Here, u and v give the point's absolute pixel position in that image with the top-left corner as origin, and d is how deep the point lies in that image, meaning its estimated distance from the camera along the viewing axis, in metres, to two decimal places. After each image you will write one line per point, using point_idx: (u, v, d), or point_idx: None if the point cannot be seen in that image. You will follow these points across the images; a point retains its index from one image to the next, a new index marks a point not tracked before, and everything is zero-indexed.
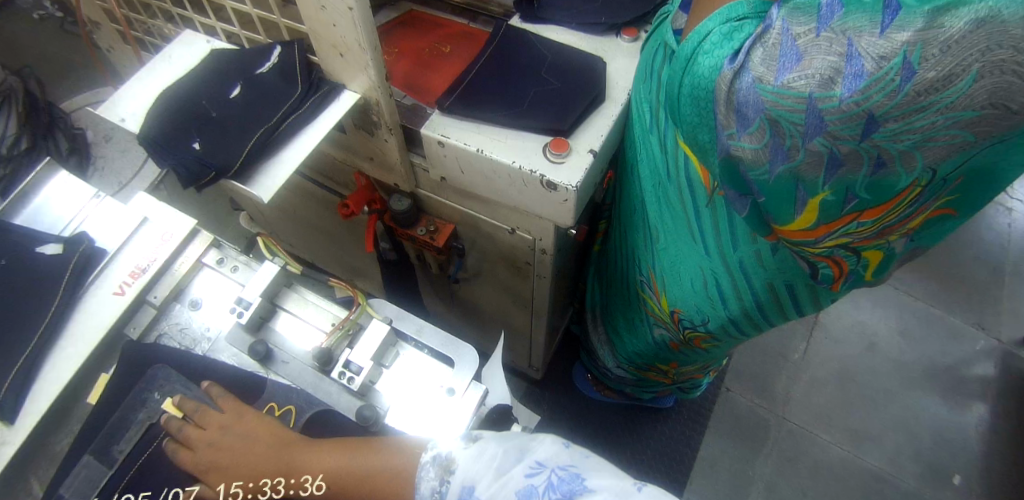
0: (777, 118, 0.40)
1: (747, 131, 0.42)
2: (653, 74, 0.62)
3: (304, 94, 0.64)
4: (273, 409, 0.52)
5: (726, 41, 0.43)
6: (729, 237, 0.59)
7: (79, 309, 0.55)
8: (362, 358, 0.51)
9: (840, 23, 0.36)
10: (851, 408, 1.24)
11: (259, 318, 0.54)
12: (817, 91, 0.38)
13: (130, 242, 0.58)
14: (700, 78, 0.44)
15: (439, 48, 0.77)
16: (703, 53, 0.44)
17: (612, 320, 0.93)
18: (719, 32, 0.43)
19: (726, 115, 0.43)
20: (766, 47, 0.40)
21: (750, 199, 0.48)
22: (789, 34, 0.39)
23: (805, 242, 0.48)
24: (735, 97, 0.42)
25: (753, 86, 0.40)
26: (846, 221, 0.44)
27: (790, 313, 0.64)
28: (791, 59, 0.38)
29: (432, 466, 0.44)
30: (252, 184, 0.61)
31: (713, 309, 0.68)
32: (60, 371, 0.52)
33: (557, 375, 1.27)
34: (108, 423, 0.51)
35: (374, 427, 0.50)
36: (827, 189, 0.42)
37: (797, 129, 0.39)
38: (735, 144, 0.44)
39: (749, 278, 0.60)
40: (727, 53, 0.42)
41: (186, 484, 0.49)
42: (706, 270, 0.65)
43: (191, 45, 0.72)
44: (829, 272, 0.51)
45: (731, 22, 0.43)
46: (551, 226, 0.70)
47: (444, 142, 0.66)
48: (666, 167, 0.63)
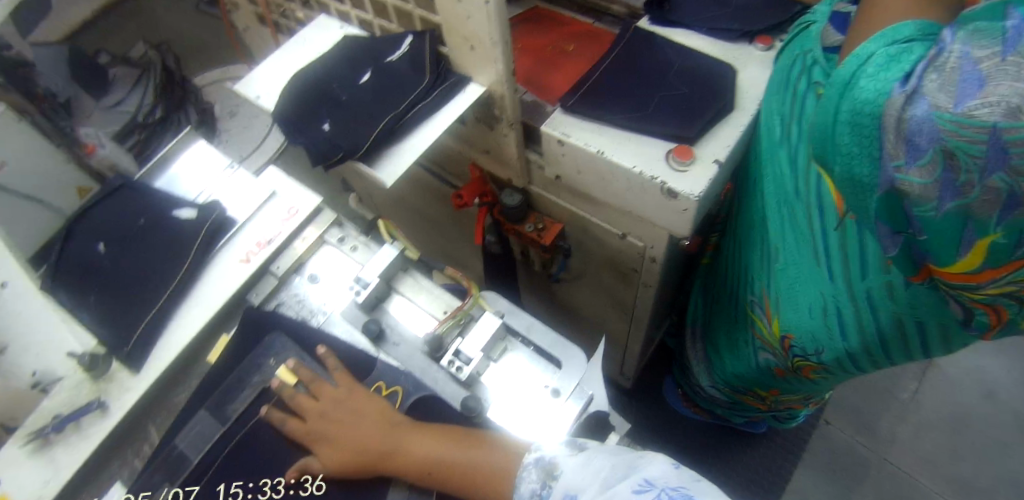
0: (954, 150, 0.35)
1: (917, 163, 0.38)
2: (788, 88, 0.58)
3: (431, 83, 0.65)
4: (380, 388, 0.53)
5: (892, 64, 0.39)
6: (859, 265, 0.54)
7: (208, 271, 0.58)
8: (473, 349, 0.50)
9: None
10: (962, 459, 1.12)
11: (375, 298, 0.55)
12: (1003, 121, 0.33)
13: (257, 214, 0.61)
14: (861, 104, 0.40)
15: (563, 48, 0.76)
16: (865, 76, 0.40)
17: (712, 338, 0.90)
18: (885, 55, 0.40)
19: (895, 145, 0.38)
20: (941, 72, 0.35)
21: (904, 236, 0.43)
22: (970, 56, 0.34)
23: (964, 287, 0.44)
24: (907, 126, 0.37)
25: (929, 113, 0.36)
26: (1011, 268, 0.40)
27: (918, 352, 0.59)
28: (971, 84, 0.34)
29: (535, 467, 0.44)
30: (377, 168, 0.62)
31: (829, 340, 0.63)
32: (184, 329, 0.56)
33: (647, 386, 1.23)
34: (224, 382, 0.53)
35: (476, 417, 0.50)
36: (1000, 230, 0.38)
37: (975, 162, 0.35)
38: (902, 178, 0.39)
39: (876, 312, 0.56)
40: (898, 77, 0.38)
41: (187, 485, 0.49)
42: (825, 296, 0.60)
43: (326, 29, 0.75)
44: (985, 320, 0.47)
45: (898, 44, 0.40)
46: (665, 234, 0.68)
47: (564, 140, 0.65)
48: (796, 187, 0.59)
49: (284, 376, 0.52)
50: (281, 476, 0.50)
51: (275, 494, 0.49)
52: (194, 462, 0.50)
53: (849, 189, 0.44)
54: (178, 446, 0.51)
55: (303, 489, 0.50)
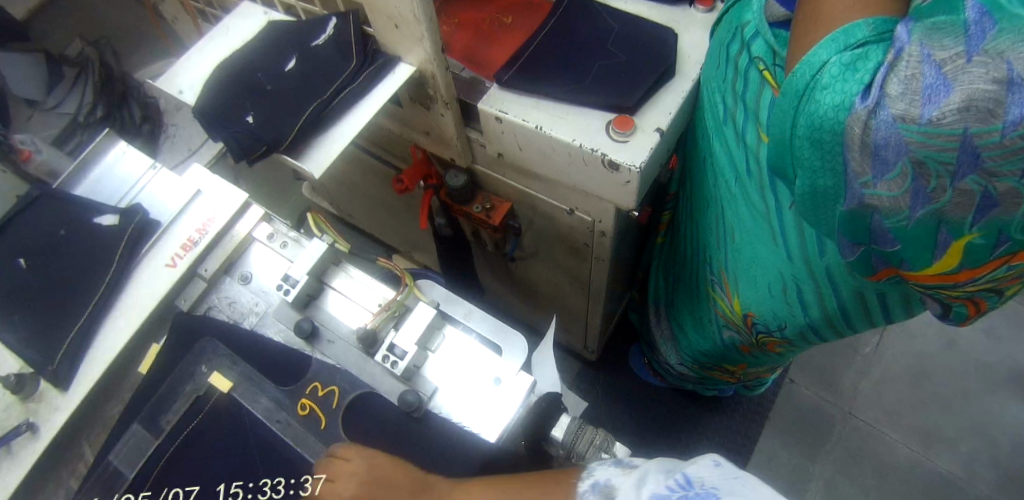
0: (923, 159, 0.36)
1: (886, 177, 0.39)
2: (727, 63, 0.57)
3: (359, 66, 0.62)
4: (316, 389, 0.49)
5: (849, 73, 0.39)
6: (814, 244, 0.53)
7: (136, 278, 0.56)
8: (407, 342, 0.49)
9: (993, 44, 0.33)
10: (924, 408, 1.14)
11: (307, 295, 0.53)
12: (974, 126, 0.34)
13: (184, 215, 0.58)
14: (821, 119, 0.40)
15: (500, 19, 0.73)
16: (821, 88, 0.40)
17: (675, 315, 0.89)
18: (839, 63, 0.40)
19: (861, 161, 0.39)
20: (904, 77, 0.36)
21: (866, 246, 0.45)
22: (932, 61, 0.35)
23: (942, 286, 0.44)
24: (871, 139, 0.38)
25: (893, 125, 0.36)
26: (996, 264, 0.40)
27: (879, 321, 0.58)
28: (938, 90, 0.35)
29: (592, 494, 0.40)
30: (304, 159, 0.60)
31: (791, 315, 0.63)
32: (113, 341, 0.54)
33: (613, 357, 1.22)
34: (158, 393, 0.51)
35: (417, 412, 0.48)
36: (976, 230, 0.38)
37: (946, 169, 0.36)
38: (871, 193, 0.40)
39: (838, 289, 0.55)
40: (858, 93, 0.38)
41: (186, 484, 0.47)
42: (785, 275, 0.59)
43: (249, 16, 0.72)
44: (964, 312, 0.47)
45: (851, 50, 0.40)
46: (611, 207, 0.66)
47: (502, 117, 0.63)
48: (747, 166, 0.58)
49: (218, 384, 0.50)
50: (282, 475, 0.46)
51: (276, 494, 0.46)
52: (129, 478, 0.48)
53: (812, 202, 0.46)
54: (112, 462, 0.48)
55: (302, 490, 0.45)
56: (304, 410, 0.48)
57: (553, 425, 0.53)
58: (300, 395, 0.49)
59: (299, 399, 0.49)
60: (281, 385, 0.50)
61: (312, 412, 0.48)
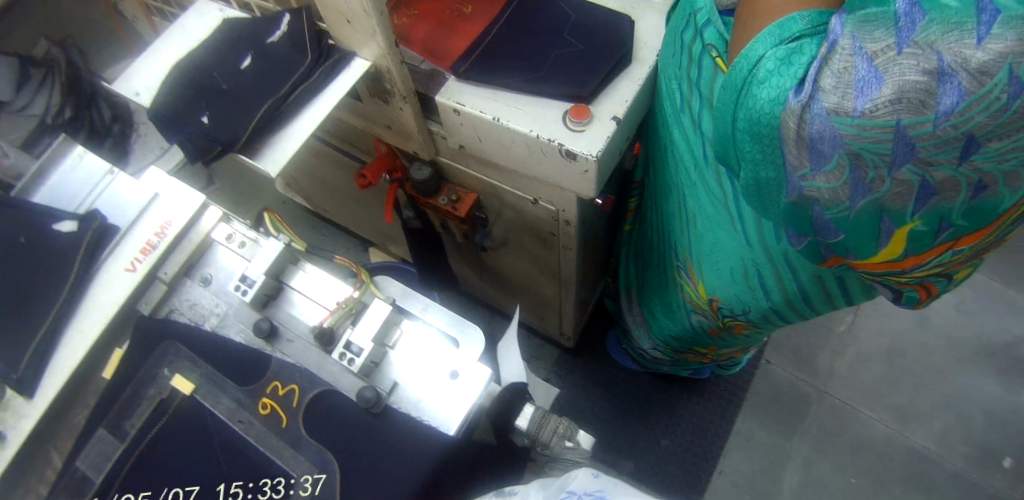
0: (859, 151, 0.36)
1: (823, 169, 0.38)
2: (682, 51, 0.57)
3: (314, 62, 0.62)
4: (276, 388, 0.50)
5: (784, 68, 0.39)
6: (770, 232, 0.53)
7: (95, 284, 0.56)
8: (363, 339, 0.50)
9: (924, 35, 0.33)
10: (897, 385, 1.17)
11: (264, 296, 0.53)
12: (907, 118, 0.34)
13: (142, 218, 0.58)
14: (758, 114, 0.40)
15: (458, 9, 0.70)
16: (758, 83, 0.40)
17: (646, 300, 0.90)
18: (775, 57, 0.40)
19: (798, 155, 0.39)
20: (837, 71, 0.36)
21: (811, 237, 0.45)
22: (863, 53, 0.35)
23: (890, 273, 0.44)
24: (807, 133, 0.38)
25: (828, 119, 0.36)
26: (940, 250, 0.40)
27: (839, 303, 0.59)
28: (870, 82, 0.35)
29: None
30: (259, 158, 0.59)
31: (754, 299, 0.63)
32: (75, 348, 0.54)
33: (591, 344, 1.24)
34: (121, 398, 0.51)
35: (376, 408, 0.48)
36: (918, 218, 0.38)
37: (883, 159, 0.36)
38: (809, 185, 0.40)
39: (796, 274, 0.55)
40: (791, 87, 0.38)
41: (186, 484, 0.47)
42: (746, 261, 0.60)
43: (205, 14, 0.71)
44: (915, 295, 0.47)
45: (786, 44, 0.39)
46: (573, 197, 0.67)
47: (459, 109, 0.63)
48: (703, 153, 0.58)
49: (180, 386, 0.50)
50: (282, 475, 0.47)
51: (275, 494, 0.46)
52: (97, 483, 0.49)
53: (756, 193, 0.46)
54: (80, 468, 0.49)
55: (302, 490, 0.46)
56: (265, 409, 0.49)
57: (517, 416, 0.54)
58: (261, 394, 0.50)
59: (259, 399, 0.49)
60: (243, 385, 0.50)
61: (273, 411, 0.49)
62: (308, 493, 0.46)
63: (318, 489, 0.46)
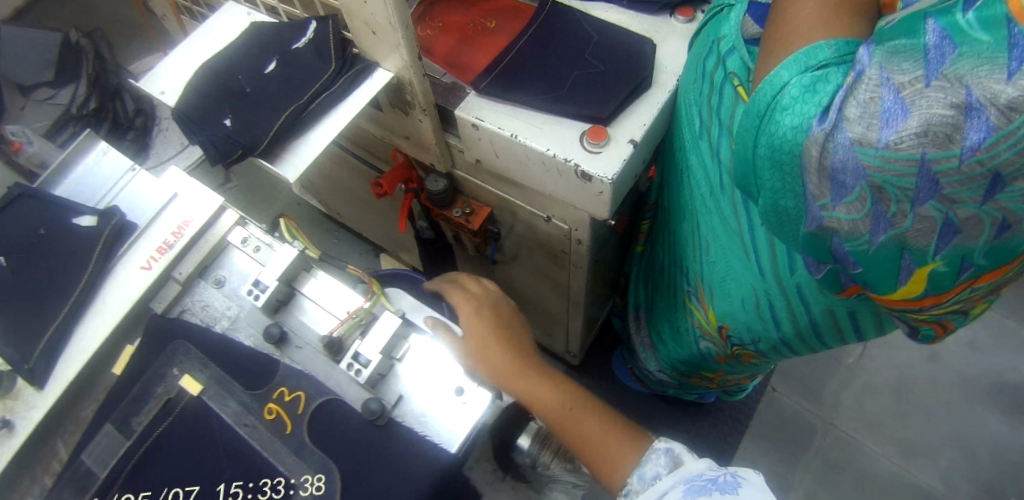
0: (882, 185, 0.36)
1: (844, 201, 0.38)
2: (704, 77, 0.57)
3: (338, 70, 0.63)
4: (283, 394, 0.50)
5: (809, 95, 0.38)
6: (785, 262, 0.53)
7: (110, 278, 0.57)
8: (372, 350, 0.50)
9: (952, 69, 0.31)
10: (904, 419, 1.15)
11: (275, 301, 0.54)
12: (932, 152, 0.33)
13: (160, 217, 0.58)
14: (781, 141, 0.40)
15: (482, 24, 0.72)
16: (781, 109, 0.40)
17: (654, 322, 0.90)
18: (800, 84, 0.39)
19: (819, 185, 0.39)
20: (861, 101, 0.35)
21: (830, 265, 0.45)
22: (889, 84, 0.34)
23: (908, 309, 0.44)
24: (829, 163, 0.37)
25: (851, 149, 0.36)
26: (960, 289, 0.40)
27: (850, 339, 0.58)
28: (895, 114, 0.34)
29: (663, 456, 0.57)
30: (279, 164, 0.60)
31: (765, 330, 0.63)
32: (88, 342, 0.55)
33: (597, 362, 1.23)
34: (130, 394, 0.52)
35: (380, 420, 0.49)
36: (940, 258, 0.38)
37: (905, 194, 0.35)
38: (829, 215, 0.40)
39: (808, 306, 0.55)
40: (815, 115, 0.38)
41: (186, 484, 0.48)
42: (758, 290, 0.60)
43: (233, 16, 0.71)
44: (931, 332, 0.47)
45: (812, 71, 0.39)
46: (586, 217, 0.67)
47: (478, 124, 0.64)
48: (720, 180, 0.58)
49: (189, 386, 0.51)
50: (281, 475, 0.47)
51: (275, 494, 0.47)
52: (101, 477, 0.49)
53: (776, 219, 0.46)
54: (84, 463, 0.50)
55: (302, 489, 0.47)
56: (270, 414, 0.49)
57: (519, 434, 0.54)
58: (268, 399, 0.50)
59: (266, 403, 0.50)
60: (250, 390, 0.51)
61: (278, 416, 0.49)
62: (309, 494, 0.47)
63: (319, 490, 0.47)
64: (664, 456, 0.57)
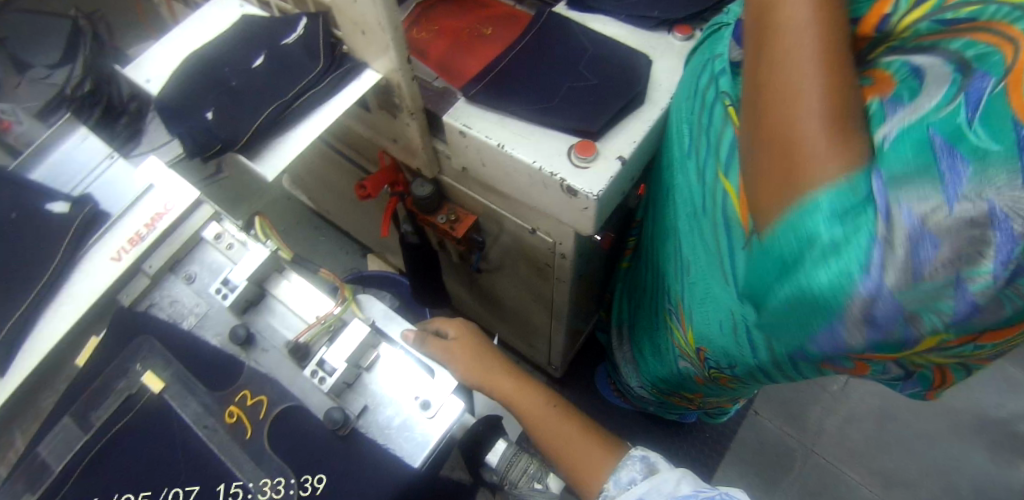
0: (916, 313, 0.33)
1: (878, 337, 0.35)
2: (697, 97, 0.56)
3: (325, 69, 0.61)
4: (245, 397, 0.49)
5: (845, 250, 0.33)
6: None
7: (79, 268, 0.55)
8: (338, 359, 0.48)
9: (973, 188, 0.29)
10: (885, 449, 1.15)
11: (244, 301, 0.53)
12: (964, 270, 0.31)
13: (134, 208, 0.57)
14: (812, 296, 0.35)
15: (479, 31, 0.72)
16: (812, 265, 0.35)
17: (636, 339, 0.88)
18: (831, 237, 0.33)
19: (854, 331, 0.36)
20: (892, 250, 0.32)
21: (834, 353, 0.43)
22: (927, 230, 0.31)
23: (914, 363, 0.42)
24: (869, 317, 0.34)
25: (890, 297, 0.33)
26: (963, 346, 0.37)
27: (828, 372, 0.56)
28: (926, 248, 0.31)
29: (637, 463, 0.58)
30: (258, 160, 0.59)
31: (741, 357, 0.61)
32: (51, 331, 0.53)
33: (580, 375, 1.22)
34: (91, 388, 0.50)
35: (342, 430, 0.47)
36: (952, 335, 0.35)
37: (940, 317, 0.33)
38: (857, 349, 0.37)
39: (786, 337, 0.54)
40: (859, 282, 0.33)
41: (186, 484, 0.46)
42: (736, 318, 0.58)
43: (224, 7, 0.70)
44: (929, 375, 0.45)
45: (845, 221, 0.33)
46: (571, 231, 0.66)
47: (465, 131, 0.62)
48: (704, 203, 0.57)
49: (150, 383, 0.50)
50: (282, 475, 0.46)
51: (276, 494, 0.46)
52: (56, 471, 0.48)
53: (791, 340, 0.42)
54: (40, 454, 0.49)
55: (302, 490, 0.46)
56: (231, 417, 0.48)
57: (488, 451, 0.53)
58: (229, 402, 0.49)
59: (227, 406, 0.49)
60: (212, 390, 0.50)
61: (238, 421, 0.48)
62: (309, 494, 0.45)
63: (320, 486, 0.46)
64: (639, 463, 0.58)
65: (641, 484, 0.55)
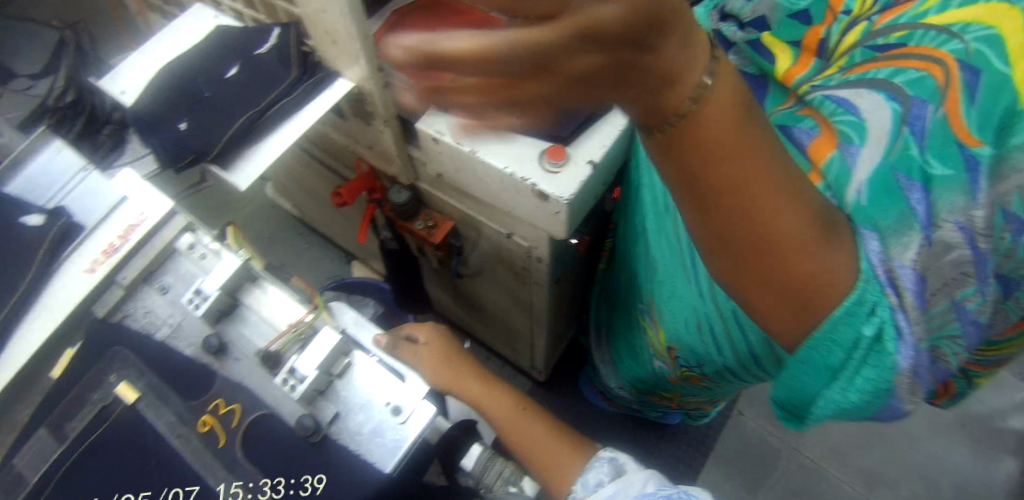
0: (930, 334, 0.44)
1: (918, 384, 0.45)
2: None
3: (298, 79, 0.62)
4: (219, 406, 0.49)
5: (882, 338, 0.42)
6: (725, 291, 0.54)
7: (54, 281, 0.56)
8: (308, 366, 0.49)
9: (937, 212, 0.41)
10: (870, 447, 1.16)
11: (218, 310, 0.53)
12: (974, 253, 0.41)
13: (109, 220, 0.57)
14: (874, 379, 0.44)
15: (450, 37, 0.68)
16: (869, 360, 0.43)
17: (614, 341, 0.89)
18: (869, 331, 0.42)
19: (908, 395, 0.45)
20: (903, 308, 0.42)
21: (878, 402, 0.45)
22: (906, 266, 0.41)
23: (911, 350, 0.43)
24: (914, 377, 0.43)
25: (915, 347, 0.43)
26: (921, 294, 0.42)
27: None
28: (915, 281, 0.42)
29: (605, 463, 0.61)
30: (231, 169, 0.61)
31: (708, 355, 0.65)
32: (25, 344, 0.54)
33: (566, 378, 1.23)
34: (65, 400, 0.51)
35: (315, 437, 0.48)
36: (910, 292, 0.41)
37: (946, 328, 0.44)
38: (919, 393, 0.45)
39: (746, 334, 0.56)
40: (895, 347, 0.42)
41: (186, 484, 0.47)
42: (700, 314, 0.60)
43: (200, 18, 0.71)
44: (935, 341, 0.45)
45: (867, 315, 0.42)
46: (545, 235, 0.66)
47: (437, 138, 0.63)
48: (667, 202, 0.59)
49: (125, 395, 0.50)
50: (282, 475, 0.47)
51: (276, 494, 0.47)
52: (32, 482, 0.49)
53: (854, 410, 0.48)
54: (16, 466, 0.49)
55: (302, 489, 0.46)
56: (204, 427, 0.49)
57: (464, 456, 0.54)
58: (203, 411, 0.49)
59: (200, 415, 0.49)
60: (186, 399, 0.50)
61: (211, 429, 0.48)
62: (309, 493, 0.46)
63: (321, 485, 0.47)
64: (607, 464, 0.60)
65: (608, 486, 0.57)
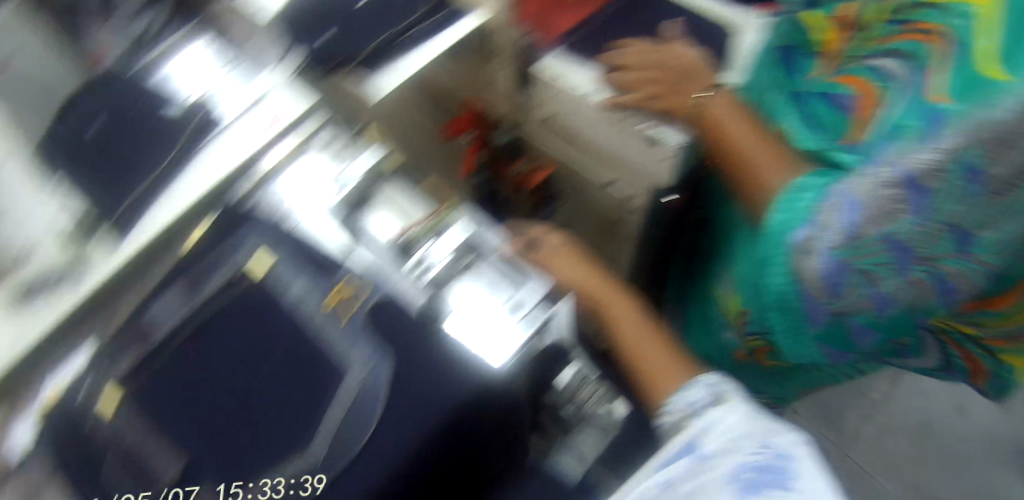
0: (863, 268, 0.43)
1: (842, 296, 0.45)
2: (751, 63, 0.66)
3: (432, 9, 0.67)
4: (345, 287, 0.52)
5: (790, 218, 0.48)
6: None
7: (193, 165, 0.59)
8: (439, 254, 0.54)
9: (895, 153, 0.40)
10: (924, 466, 1.17)
11: (354, 197, 0.59)
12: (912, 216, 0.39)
13: (243, 117, 0.61)
14: (782, 288, 0.49)
15: None
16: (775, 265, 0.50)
17: (686, 314, 0.90)
18: (784, 222, 0.49)
19: (817, 293, 0.46)
20: (826, 216, 0.44)
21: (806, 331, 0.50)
22: (848, 192, 0.43)
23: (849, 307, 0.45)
24: (823, 278, 0.44)
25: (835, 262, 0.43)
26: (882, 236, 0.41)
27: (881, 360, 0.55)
28: (852, 208, 0.42)
29: (705, 388, 0.56)
30: (377, 75, 0.65)
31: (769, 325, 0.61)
32: (164, 213, 0.57)
33: None
34: (202, 263, 0.54)
35: (431, 327, 0.50)
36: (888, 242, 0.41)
37: (887, 269, 0.42)
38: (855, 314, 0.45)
39: None
40: (798, 228, 0.47)
41: (187, 484, 0.45)
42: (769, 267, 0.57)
43: None
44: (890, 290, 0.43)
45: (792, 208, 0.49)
46: (645, 182, 0.71)
47: (558, 80, 0.68)
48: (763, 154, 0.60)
49: (257, 267, 0.53)
50: (282, 475, 0.45)
51: (275, 495, 0.44)
52: (162, 332, 0.50)
53: (789, 321, 0.51)
54: (150, 317, 0.51)
55: (302, 490, 0.45)
56: (332, 302, 0.51)
57: (559, 371, 0.55)
58: (329, 291, 0.51)
59: (329, 292, 0.51)
60: (316, 275, 0.52)
61: (340, 306, 0.51)
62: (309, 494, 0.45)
63: (320, 484, 0.45)
64: (705, 391, 0.56)
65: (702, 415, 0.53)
